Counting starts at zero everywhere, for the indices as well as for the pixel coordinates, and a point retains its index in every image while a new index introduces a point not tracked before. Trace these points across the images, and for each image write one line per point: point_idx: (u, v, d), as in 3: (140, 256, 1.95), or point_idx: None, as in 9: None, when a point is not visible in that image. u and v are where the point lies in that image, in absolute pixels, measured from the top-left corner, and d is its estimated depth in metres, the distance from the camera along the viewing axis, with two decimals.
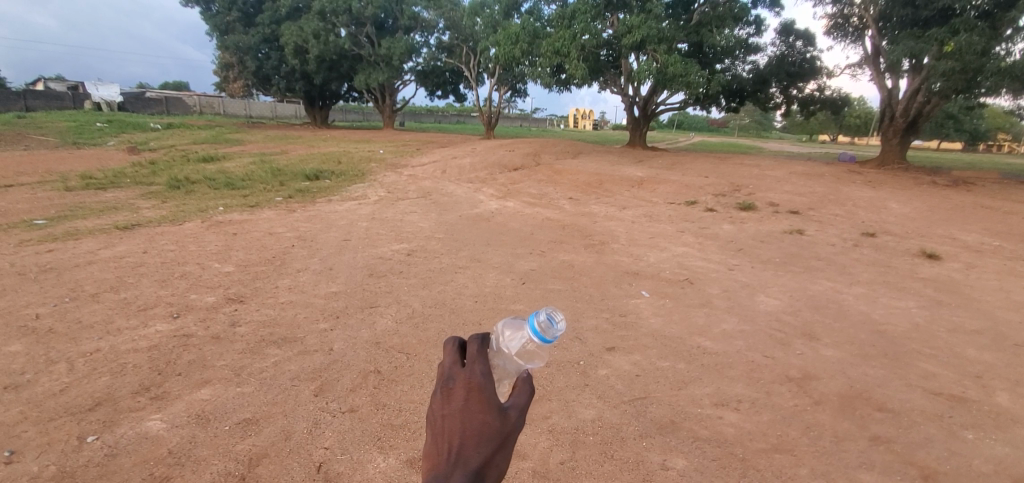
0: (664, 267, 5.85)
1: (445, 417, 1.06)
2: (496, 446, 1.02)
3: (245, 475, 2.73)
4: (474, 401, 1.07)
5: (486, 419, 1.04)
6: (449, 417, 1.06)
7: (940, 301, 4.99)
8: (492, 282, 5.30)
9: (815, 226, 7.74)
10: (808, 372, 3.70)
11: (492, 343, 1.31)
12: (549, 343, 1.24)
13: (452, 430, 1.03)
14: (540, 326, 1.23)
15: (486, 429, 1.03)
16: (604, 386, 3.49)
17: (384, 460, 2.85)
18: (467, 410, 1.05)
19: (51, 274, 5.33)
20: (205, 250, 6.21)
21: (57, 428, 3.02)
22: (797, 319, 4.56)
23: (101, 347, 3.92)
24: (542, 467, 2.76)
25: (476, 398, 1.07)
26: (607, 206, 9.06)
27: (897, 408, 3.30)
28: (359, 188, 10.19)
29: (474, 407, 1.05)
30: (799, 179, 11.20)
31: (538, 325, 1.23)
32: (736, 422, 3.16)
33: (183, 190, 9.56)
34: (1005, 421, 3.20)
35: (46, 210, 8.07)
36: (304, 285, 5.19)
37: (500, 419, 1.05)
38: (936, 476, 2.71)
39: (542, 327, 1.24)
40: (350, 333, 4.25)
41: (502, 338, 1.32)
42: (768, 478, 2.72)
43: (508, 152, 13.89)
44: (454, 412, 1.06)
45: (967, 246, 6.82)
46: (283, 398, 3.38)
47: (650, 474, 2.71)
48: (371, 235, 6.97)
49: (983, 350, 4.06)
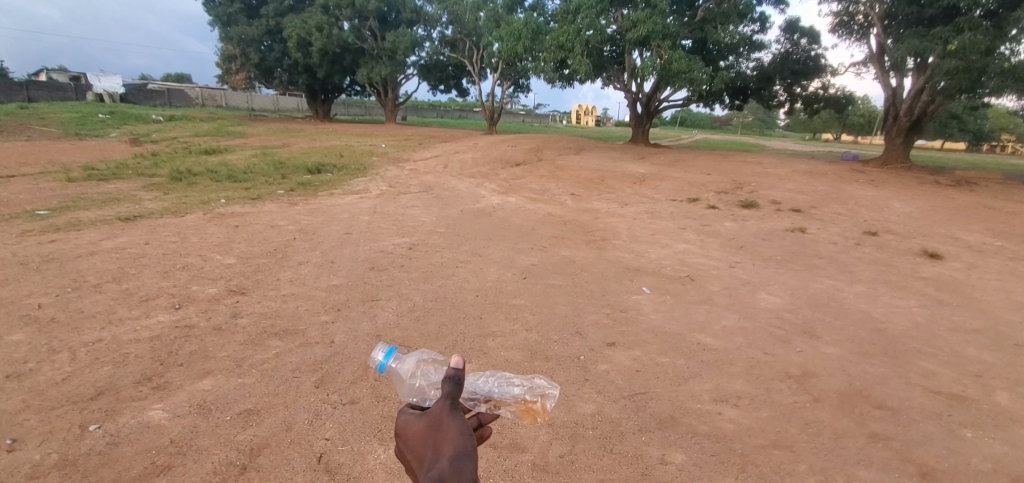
0: (665, 263, 5.85)
1: (409, 461, 1.21)
2: (444, 430, 1.16)
3: (247, 465, 2.75)
4: (410, 428, 1.24)
5: (420, 427, 1.21)
6: (408, 455, 1.22)
7: (941, 300, 5.00)
8: (493, 277, 5.31)
9: (817, 224, 7.74)
10: (807, 369, 3.70)
11: (411, 386, 1.57)
12: (386, 349, 1.57)
13: (415, 462, 1.19)
14: (376, 357, 1.57)
15: (427, 430, 1.19)
16: (604, 381, 3.50)
17: (384, 452, 2.87)
18: (410, 440, 1.23)
19: (54, 264, 5.35)
20: (207, 242, 6.21)
21: (60, 417, 3.04)
22: (798, 317, 4.56)
23: (103, 337, 3.94)
24: (541, 460, 2.77)
25: (408, 425, 1.25)
26: (609, 203, 9.05)
27: (896, 406, 3.31)
28: (361, 182, 10.18)
29: (411, 431, 1.23)
30: (801, 177, 11.20)
31: (377, 366, 1.56)
32: (735, 418, 3.17)
33: (185, 183, 9.56)
34: (1004, 420, 3.20)
35: (49, 200, 8.09)
36: (306, 278, 5.20)
37: (431, 415, 1.21)
38: (934, 474, 2.72)
39: (376, 359, 1.57)
40: (351, 325, 4.27)
41: (411, 377, 1.59)
42: (766, 474, 2.72)
43: (510, 147, 13.88)
44: (406, 452, 1.23)
45: (968, 246, 6.80)
46: (284, 389, 3.40)
47: (649, 468, 2.73)
48: (372, 228, 6.98)
49: (983, 349, 4.06)
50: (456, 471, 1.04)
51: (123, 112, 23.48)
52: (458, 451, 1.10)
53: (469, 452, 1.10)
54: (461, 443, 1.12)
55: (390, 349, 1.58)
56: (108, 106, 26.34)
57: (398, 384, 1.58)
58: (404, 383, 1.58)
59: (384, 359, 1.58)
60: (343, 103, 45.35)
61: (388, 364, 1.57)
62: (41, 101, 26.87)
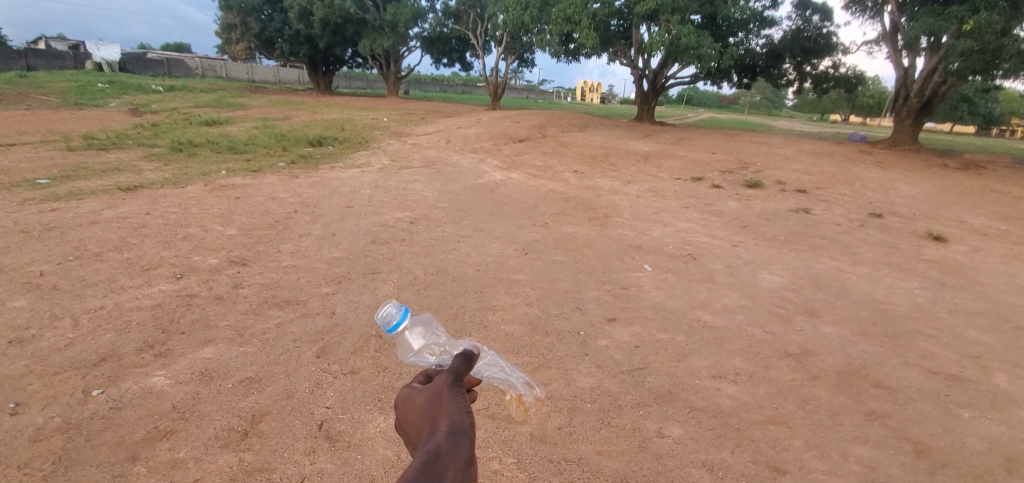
0: (667, 242, 5.81)
1: (407, 435, 1.12)
2: (443, 404, 1.05)
3: (248, 431, 2.79)
4: (411, 401, 1.13)
5: (421, 401, 1.10)
6: (408, 429, 1.12)
7: (943, 283, 4.98)
8: (494, 252, 5.29)
9: (822, 205, 7.67)
10: (807, 348, 3.71)
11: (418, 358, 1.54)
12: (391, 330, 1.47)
13: (414, 436, 1.08)
14: (390, 320, 1.49)
15: (428, 403, 1.08)
16: (604, 356, 3.51)
17: (384, 420, 2.90)
18: (409, 413, 1.12)
19: (55, 232, 5.35)
20: (207, 213, 6.19)
21: (63, 381, 3.07)
22: (799, 296, 4.55)
23: (105, 305, 3.96)
24: (540, 432, 2.81)
25: (409, 399, 1.13)
26: (612, 180, 8.96)
27: (894, 385, 3.32)
28: (363, 155, 10.12)
29: (412, 404, 1.12)
30: (808, 157, 11.05)
31: (383, 328, 1.48)
32: (733, 393, 3.19)
33: (186, 154, 9.51)
34: (1002, 401, 3.22)
35: (50, 169, 8.06)
36: (307, 250, 5.19)
37: (433, 388, 1.11)
38: (930, 452, 2.75)
39: (387, 316, 1.50)
40: (353, 296, 4.28)
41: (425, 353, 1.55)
42: (763, 449, 2.75)
43: (514, 123, 13.71)
44: (405, 425, 1.13)
45: (973, 229, 6.75)
46: (285, 358, 3.42)
47: (646, 441, 2.76)
48: (374, 202, 6.93)
49: (983, 331, 4.06)
50: (453, 448, 0.92)
51: (121, 82, 23.16)
52: (457, 427, 0.98)
53: (468, 426, 0.99)
54: (458, 418, 1.01)
55: (408, 311, 1.50)
56: (106, 75, 26.06)
57: (401, 344, 1.58)
58: (409, 344, 1.57)
59: (397, 317, 1.51)
60: (345, 75, 44.81)
61: (400, 326, 1.51)
62: (39, 70, 26.55)
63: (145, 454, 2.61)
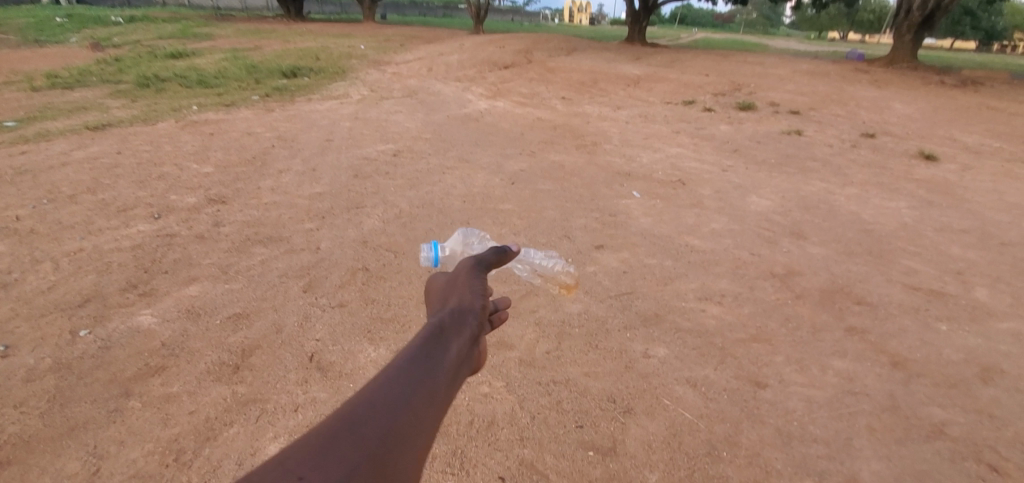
0: (657, 168, 5.70)
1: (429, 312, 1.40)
2: (456, 290, 1.32)
3: (240, 365, 2.82)
4: (433, 284, 1.42)
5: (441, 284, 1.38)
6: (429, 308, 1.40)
7: (931, 201, 4.99)
8: (481, 183, 5.17)
9: (815, 127, 7.52)
10: (792, 268, 3.75)
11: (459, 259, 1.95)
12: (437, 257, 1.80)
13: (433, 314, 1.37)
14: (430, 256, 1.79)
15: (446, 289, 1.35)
16: (591, 282, 3.53)
17: (374, 350, 2.93)
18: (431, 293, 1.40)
19: (25, 176, 5.13)
20: (181, 151, 5.94)
21: (49, 323, 3.06)
22: (788, 219, 4.54)
23: (84, 247, 3.86)
24: (528, 356, 2.88)
25: (431, 282, 1.42)
26: (601, 107, 8.68)
27: (875, 301, 3.40)
28: (341, 86, 9.65)
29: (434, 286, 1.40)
30: (803, 78, 10.72)
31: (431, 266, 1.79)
32: (718, 314, 3.24)
33: (154, 89, 9.01)
34: (981, 314, 3.31)
35: (10, 110, 7.64)
36: (287, 186, 5.03)
37: (453, 278, 1.37)
38: (905, 364, 2.89)
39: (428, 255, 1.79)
40: (337, 231, 4.19)
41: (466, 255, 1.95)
42: (744, 365, 2.85)
43: (499, 48, 13.06)
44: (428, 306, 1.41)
45: (965, 148, 6.69)
46: (272, 293, 3.40)
47: (632, 362, 2.85)
48: (355, 135, 6.68)
49: (967, 248, 4.12)
50: (455, 326, 1.20)
51: (77, 13, 21.58)
52: (463, 311, 1.25)
53: (471, 315, 1.25)
54: (466, 305, 1.27)
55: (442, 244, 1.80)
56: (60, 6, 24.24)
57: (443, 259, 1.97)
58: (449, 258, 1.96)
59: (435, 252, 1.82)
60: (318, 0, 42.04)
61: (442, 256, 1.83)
62: None
63: (138, 390, 2.65)
